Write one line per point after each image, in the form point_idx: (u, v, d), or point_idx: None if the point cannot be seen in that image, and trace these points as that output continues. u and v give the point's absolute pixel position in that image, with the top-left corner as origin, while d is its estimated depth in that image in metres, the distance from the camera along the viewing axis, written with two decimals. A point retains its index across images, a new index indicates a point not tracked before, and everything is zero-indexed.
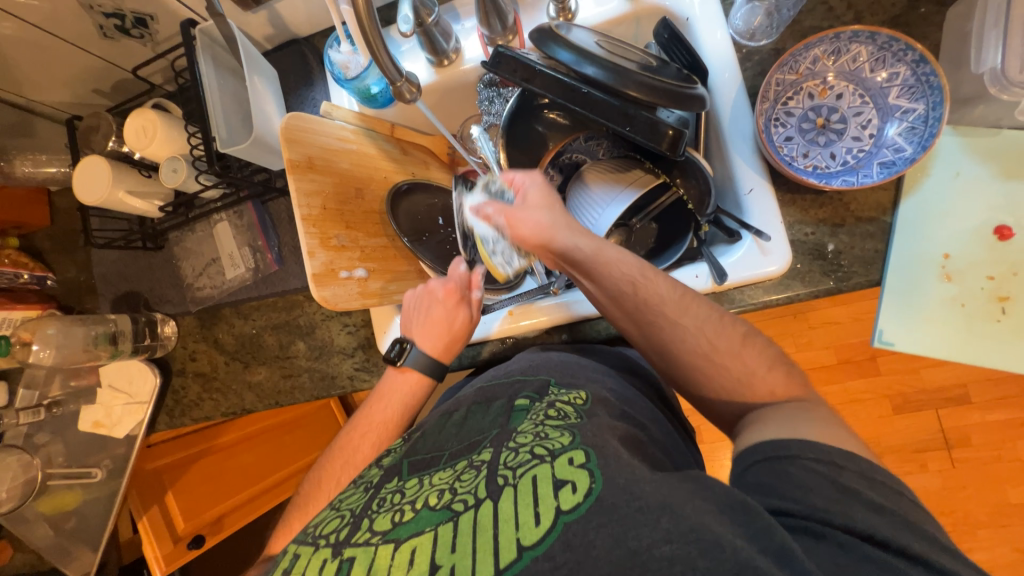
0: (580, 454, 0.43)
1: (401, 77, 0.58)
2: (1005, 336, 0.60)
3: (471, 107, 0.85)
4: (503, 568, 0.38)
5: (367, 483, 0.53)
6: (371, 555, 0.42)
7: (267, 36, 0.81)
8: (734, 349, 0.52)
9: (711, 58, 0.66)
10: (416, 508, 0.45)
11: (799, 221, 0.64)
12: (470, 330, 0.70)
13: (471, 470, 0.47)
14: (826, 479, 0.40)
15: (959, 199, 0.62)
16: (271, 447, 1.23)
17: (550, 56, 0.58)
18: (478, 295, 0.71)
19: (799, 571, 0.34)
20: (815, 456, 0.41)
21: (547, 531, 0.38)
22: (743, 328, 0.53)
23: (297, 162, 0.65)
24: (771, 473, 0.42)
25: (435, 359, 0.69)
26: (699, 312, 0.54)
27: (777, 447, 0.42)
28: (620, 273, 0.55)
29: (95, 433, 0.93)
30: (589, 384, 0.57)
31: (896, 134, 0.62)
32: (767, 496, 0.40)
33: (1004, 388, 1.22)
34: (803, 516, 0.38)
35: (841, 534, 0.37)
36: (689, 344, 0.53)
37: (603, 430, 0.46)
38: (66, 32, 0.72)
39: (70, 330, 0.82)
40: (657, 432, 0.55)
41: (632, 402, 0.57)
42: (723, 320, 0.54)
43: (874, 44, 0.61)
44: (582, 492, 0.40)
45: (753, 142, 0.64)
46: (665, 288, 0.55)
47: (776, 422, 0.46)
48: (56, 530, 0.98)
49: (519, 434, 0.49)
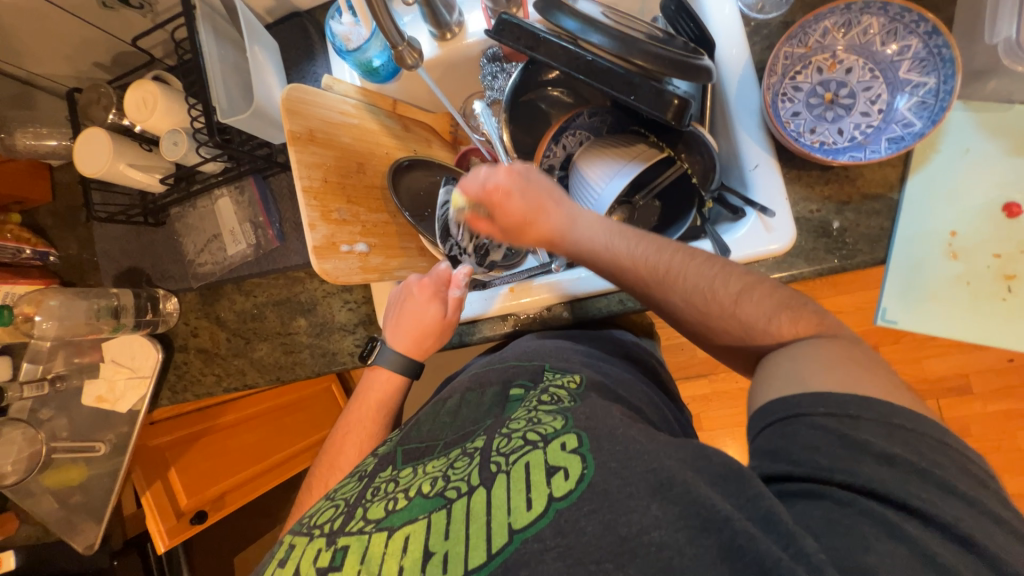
0: (573, 438, 0.42)
1: (403, 41, 0.57)
2: (1010, 315, 0.59)
3: (474, 83, 0.84)
4: (495, 553, 0.38)
5: (361, 474, 0.52)
6: (365, 544, 0.42)
7: (268, 8, 0.80)
8: (726, 311, 0.50)
9: (719, 31, 0.65)
10: (409, 496, 0.45)
11: (804, 198, 0.63)
12: (444, 326, 0.68)
13: (464, 457, 0.47)
14: (834, 435, 0.39)
15: (968, 175, 0.61)
16: (272, 428, 1.25)
17: (555, 24, 0.57)
18: (455, 294, 0.68)
19: (783, 535, 0.34)
20: (828, 415, 0.40)
21: (540, 516, 0.38)
22: (737, 287, 0.51)
23: (298, 134, 0.64)
24: (785, 436, 0.41)
25: (406, 355, 0.69)
26: (686, 282, 0.52)
27: (789, 406, 0.42)
28: (604, 258, 0.56)
29: (99, 408, 0.94)
30: (584, 369, 0.57)
31: (906, 109, 0.61)
32: (777, 461, 0.40)
33: (1004, 377, 1.21)
34: (804, 478, 0.38)
35: (839, 491, 0.37)
36: (684, 313, 0.53)
37: (594, 410, 0.46)
38: (66, 1, 0.71)
39: (73, 303, 0.82)
40: (651, 414, 0.54)
41: (626, 385, 0.57)
42: (716, 279, 0.51)
43: (886, 15, 0.60)
44: (574, 479, 0.39)
45: (760, 117, 0.63)
46: (649, 264, 0.54)
47: (782, 374, 0.45)
48: (61, 503, 0.99)
49: (513, 420, 0.48)
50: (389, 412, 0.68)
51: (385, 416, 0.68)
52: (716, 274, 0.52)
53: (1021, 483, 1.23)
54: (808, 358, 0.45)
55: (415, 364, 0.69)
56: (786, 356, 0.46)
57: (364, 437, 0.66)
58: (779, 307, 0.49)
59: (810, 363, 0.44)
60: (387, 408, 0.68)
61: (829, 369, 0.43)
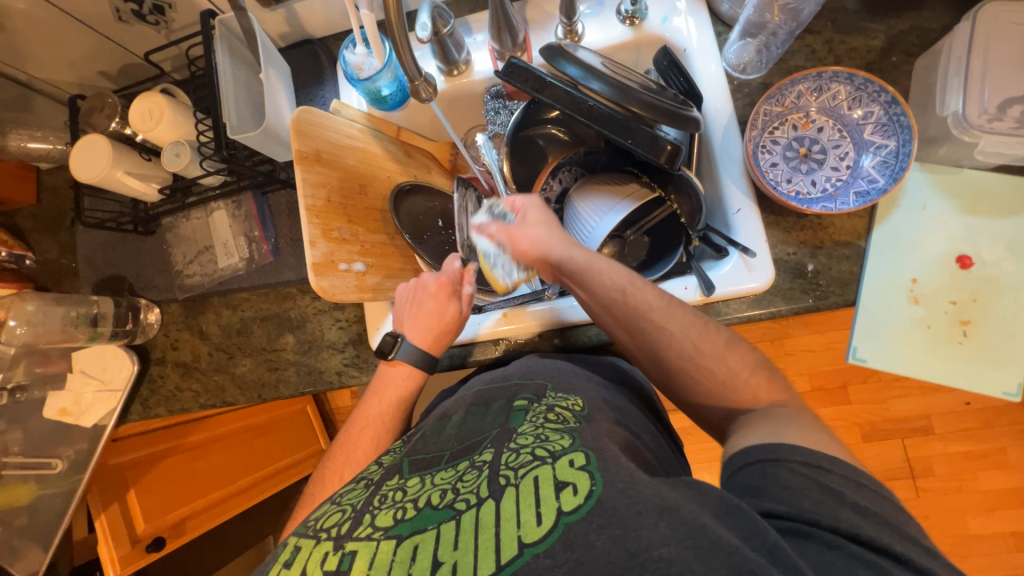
0: (581, 456, 0.44)
1: (420, 76, 0.60)
2: (966, 357, 0.65)
3: (477, 116, 0.88)
4: (505, 565, 0.38)
5: (368, 481, 0.52)
6: (372, 550, 0.42)
7: (282, 34, 0.83)
8: (717, 354, 0.55)
9: (706, 87, 0.71)
10: (418, 507, 0.45)
11: (782, 242, 0.68)
12: (460, 322, 0.69)
13: (472, 471, 0.47)
14: (812, 482, 0.42)
15: (926, 228, 0.67)
16: (241, 449, 1.22)
17: (559, 70, 0.61)
18: (470, 290, 0.70)
19: (789, 568, 0.35)
20: (808, 464, 0.43)
21: (549, 530, 0.39)
22: (726, 334, 0.57)
23: (305, 154, 0.66)
24: (765, 476, 0.43)
25: (424, 351, 0.68)
26: (683, 318, 0.57)
27: (767, 450, 0.44)
28: (612, 282, 0.59)
29: (60, 422, 0.89)
30: (585, 392, 0.58)
31: (871, 167, 0.67)
32: (760, 499, 0.42)
33: (964, 420, 1.28)
34: (788, 516, 0.40)
35: (828, 534, 0.39)
36: (676, 349, 0.56)
37: (603, 435, 0.48)
38: (82, 12, 0.72)
39: (49, 309, 0.79)
40: (648, 441, 0.56)
41: (624, 411, 0.58)
42: (707, 323, 0.58)
43: (851, 84, 0.67)
44: (583, 494, 0.40)
45: (741, 165, 0.69)
46: (653, 297, 0.59)
47: (764, 424, 0.48)
48: (3, 525, 0.91)
49: (520, 434, 0.49)
50: (401, 413, 0.67)
51: (396, 419, 0.66)
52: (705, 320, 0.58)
53: (983, 524, 1.28)
54: (786, 421, 0.48)
55: (428, 358, 0.68)
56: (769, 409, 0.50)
57: (377, 437, 0.65)
58: (760, 364, 0.55)
59: (791, 424, 0.47)
60: (401, 412, 0.67)
61: (808, 432, 0.46)
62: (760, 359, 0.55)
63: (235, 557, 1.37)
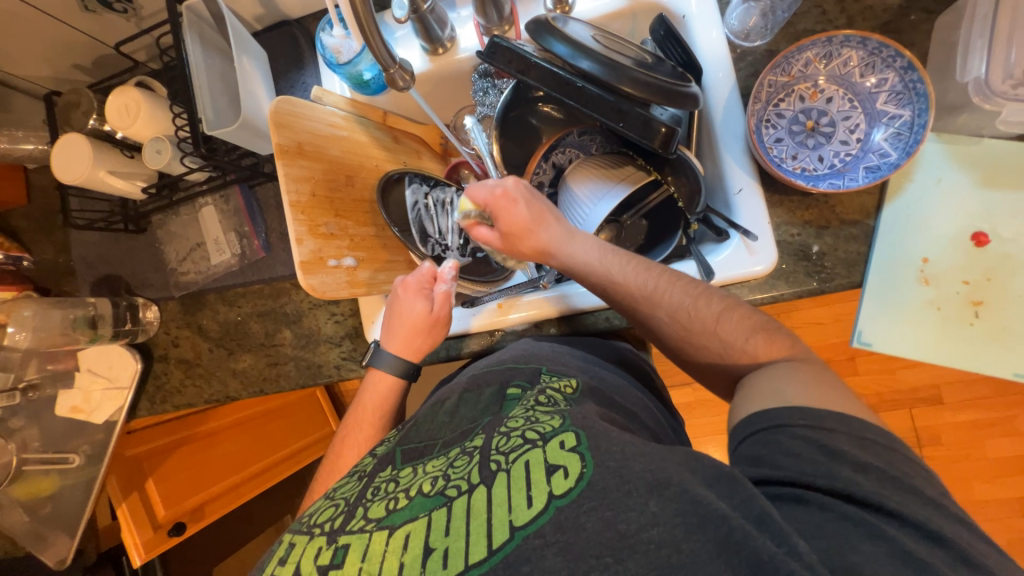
0: (571, 437, 0.43)
1: (395, 64, 0.57)
2: (978, 340, 0.62)
3: (465, 97, 0.84)
4: (496, 550, 0.38)
5: (361, 473, 0.53)
6: (365, 542, 0.43)
7: (257, 16, 0.79)
8: (708, 330, 0.53)
9: (706, 56, 0.66)
10: (410, 496, 0.46)
11: (785, 222, 0.65)
12: (434, 322, 0.68)
13: (464, 456, 0.47)
14: (815, 445, 0.41)
15: (939, 205, 0.63)
16: (255, 435, 1.24)
17: (546, 48, 0.57)
18: (442, 289, 0.68)
19: (776, 534, 0.35)
20: (810, 426, 0.42)
21: (541, 512, 0.39)
22: (718, 306, 0.54)
23: (287, 147, 0.63)
24: (767, 445, 0.42)
25: (401, 357, 0.69)
26: (670, 299, 0.56)
27: (770, 417, 0.44)
28: (595, 275, 0.60)
29: (73, 419, 0.91)
30: (580, 374, 0.58)
31: (883, 140, 0.63)
32: (760, 467, 0.42)
33: (974, 389, 1.26)
34: (789, 483, 0.40)
35: (823, 496, 0.38)
36: (667, 329, 0.56)
37: (591, 414, 0.47)
38: (46, 3, 0.69)
39: (47, 313, 0.79)
40: (647, 419, 0.56)
41: (620, 390, 0.58)
42: (698, 300, 0.55)
43: (864, 49, 0.62)
44: (573, 476, 0.40)
45: (744, 143, 0.65)
46: (636, 283, 0.57)
47: (762, 391, 0.47)
48: (31, 515, 0.96)
49: (510, 418, 0.49)
50: (389, 416, 0.68)
51: (385, 415, 0.68)
52: (697, 296, 0.55)
53: (989, 491, 1.28)
54: (786, 376, 0.47)
55: (410, 365, 0.69)
56: (766, 373, 0.48)
57: (364, 443, 0.66)
58: (755, 330, 0.52)
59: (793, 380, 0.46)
60: (390, 411, 0.68)
61: (809, 388, 0.45)
62: (762, 320, 0.54)
63: (257, 537, 1.43)
